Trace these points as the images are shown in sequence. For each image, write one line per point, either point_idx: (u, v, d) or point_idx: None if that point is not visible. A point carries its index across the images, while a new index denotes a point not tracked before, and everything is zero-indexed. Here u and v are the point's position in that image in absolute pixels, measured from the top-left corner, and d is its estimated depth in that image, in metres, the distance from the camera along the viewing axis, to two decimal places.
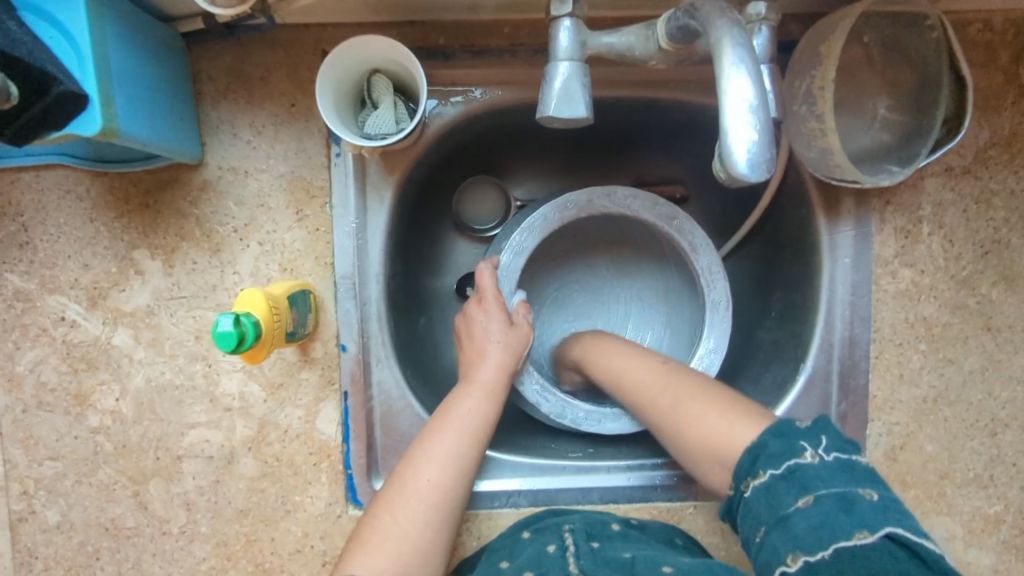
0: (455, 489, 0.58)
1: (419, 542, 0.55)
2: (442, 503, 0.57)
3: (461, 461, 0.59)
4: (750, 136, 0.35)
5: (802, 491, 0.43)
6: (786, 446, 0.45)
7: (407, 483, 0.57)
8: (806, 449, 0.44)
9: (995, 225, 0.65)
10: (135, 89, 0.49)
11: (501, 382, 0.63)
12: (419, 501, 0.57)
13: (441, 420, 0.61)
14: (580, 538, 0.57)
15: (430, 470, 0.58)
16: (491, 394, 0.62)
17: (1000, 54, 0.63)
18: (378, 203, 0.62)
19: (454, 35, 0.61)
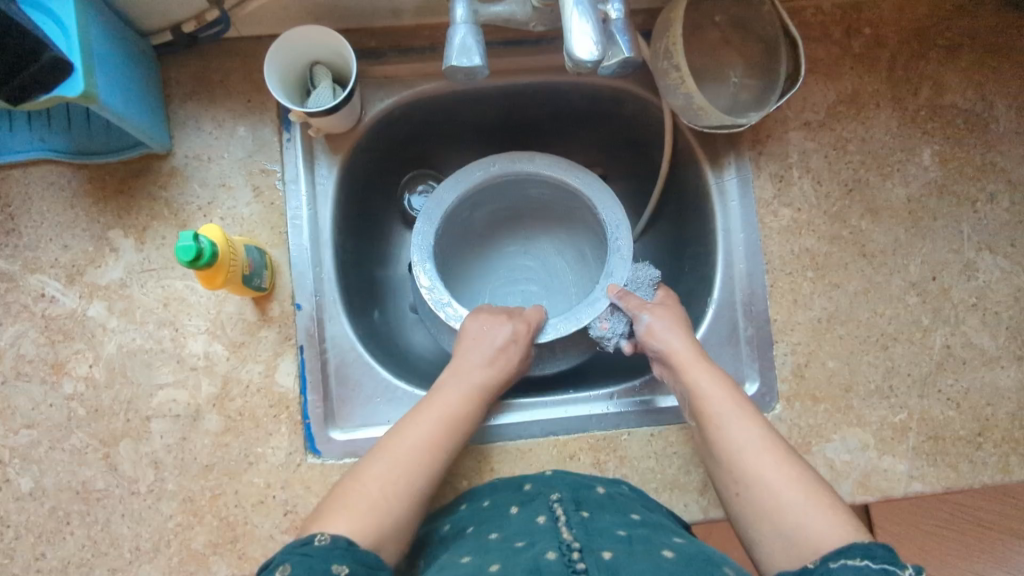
0: (434, 457, 0.62)
1: (393, 498, 0.58)
2: (420, 470, 0.61)
3: (443, 435, 0.64)
4: (590, 35, 0.47)
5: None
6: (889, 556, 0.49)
7: (378, 460, 0.61)
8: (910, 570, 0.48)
9: (854, 167, 0.77)
10: (111, 72, 0.60)
11: (484, 383, 0.68)
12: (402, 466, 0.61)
13: (423, 409, 0.66)
14: (569, 507, 0.60)
15: (404, 447, 0.62)
16: (472, 371, 0.69)
17: (832, 31, 0.78)
18: (325, 180, 0.72)
19: (383, 38, 0.73)
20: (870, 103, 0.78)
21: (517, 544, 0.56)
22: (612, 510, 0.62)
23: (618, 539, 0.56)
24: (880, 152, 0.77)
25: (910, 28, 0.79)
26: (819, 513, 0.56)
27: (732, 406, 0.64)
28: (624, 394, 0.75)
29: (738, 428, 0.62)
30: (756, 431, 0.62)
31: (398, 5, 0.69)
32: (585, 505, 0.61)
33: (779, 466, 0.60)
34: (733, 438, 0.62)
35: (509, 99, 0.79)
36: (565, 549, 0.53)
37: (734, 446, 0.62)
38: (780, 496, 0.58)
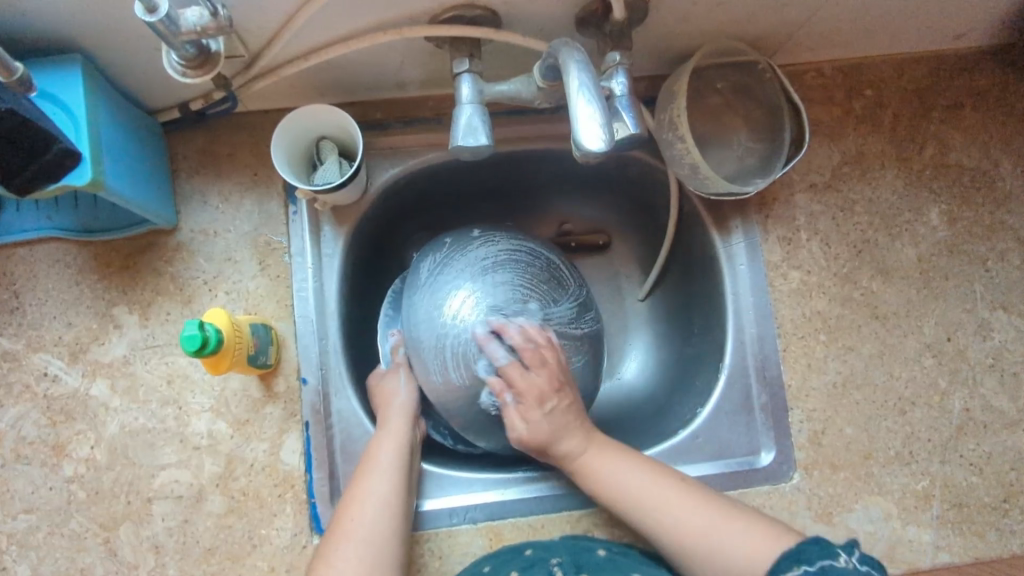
0: (395, 508, 0.64)
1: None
2: (387, 545, 0.62)
3: (391, 497, 0.64)
4: (598, 124, 0.46)
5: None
6: (823, 551, 0.52)
7: (343, 526, 0.62)
8: (841, 553, 0.52)
9: (862, 228, 0.76)
10: (120, 156, 0.60)
11: (406, 421, 0.69)
12: (360, 542, 0.61)
13: (366, 463, 0.66)
14: (567, 570, 0.60)
15: (357, 511, 0.63)
16: (403, 430, 0.68)
17: (834, 93, 0.78)
18: (331, 252, 0.71)
19: (389, 109, 0.74)
20: (875, 164, 0.77)
21: None
22: (613, 572, 0.61)
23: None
24: (888, 212, 0.77)
25: (911, 89, 0.79)
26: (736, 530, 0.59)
27: (613, 455, 0.67)
28: None
29: (626, 476, 0.65)
30: (646, 473, 0.65)
31: (404, 78, 0.70)
32: (585, 568, 0.61)
33: (689, 504, 0.62)
34: (630, 484, 0.64)
35: (514, 166, 0.79)
36: None
37: (633, 494, 0.64)
38: (702, 540, 0.60)
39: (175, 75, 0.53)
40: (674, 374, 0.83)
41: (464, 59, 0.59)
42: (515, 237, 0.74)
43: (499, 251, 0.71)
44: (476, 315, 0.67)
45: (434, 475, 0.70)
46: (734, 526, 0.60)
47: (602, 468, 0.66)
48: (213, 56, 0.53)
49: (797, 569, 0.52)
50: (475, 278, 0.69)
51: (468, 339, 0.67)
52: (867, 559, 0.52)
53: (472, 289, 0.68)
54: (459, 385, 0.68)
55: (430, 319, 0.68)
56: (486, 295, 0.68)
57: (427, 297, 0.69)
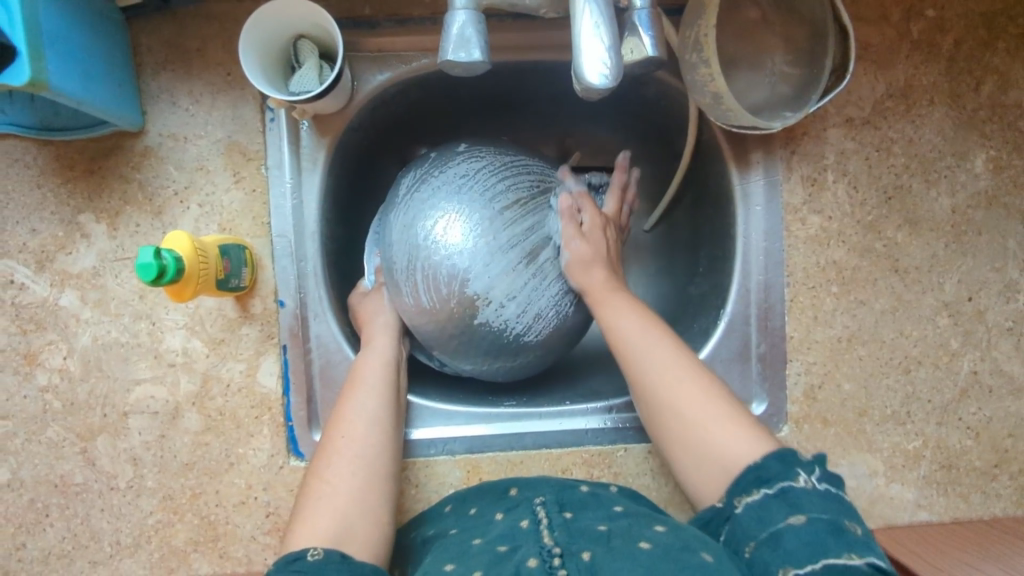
0: (384, 425, 0.63)
1: (351, 495, 0.58)
2: (379, 460, 0.61)
3: (381, 412, 0.63)
4: (601, 52, 0.39)
5: (793, 510, 0.48)
6: (784, 468, 0.50)
7: (334, 447, 0.61)
8: (800, 473, 0.50)
9: (896, 171, 0.69)
10: (71, 51, 0.53)
11: (393, 337, 0.67)
12: (355, 455, 0.60)
13: (354, 381, 0.65)
14: (552, 509, 0.56)
15: (346, 428, 0.62)
16: (389, 351, 0.67)
17: (890, 11, 0.68)
18: (312, 164, 0.66)
19: (378, 4, 0.65)
20: (923, 99, 0.69)
21: (500, 552, 0.51)
22: (594, 508, 0.58)
23: (599, 533, 0.51)
24: (928, 155, 0.69)
25: (979, 12, 0.69)
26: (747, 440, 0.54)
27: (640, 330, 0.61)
28: (626, 407, 0.70)
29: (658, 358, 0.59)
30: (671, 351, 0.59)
31: None
32: (568, 505, 0.58)
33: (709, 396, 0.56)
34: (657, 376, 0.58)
35: (518, 77, 0.71)
36: (545, 555, 0.48)
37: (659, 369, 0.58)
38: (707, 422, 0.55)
39: None
40: (673, 314, 0.79)
41: None
42: (504, 153, 0.67)
43: (483, 168, 0.65)
44: (450, 235, 0.62)
45: (415, 405, 0.69)
46: (737, 426, 0.54)
47: (619, 325, 0.61)
48: None
49: (759, 492, 0.50)
50: (453, 195, 0.63)
51: (440, 261, 0.62)
52: (827, 475, 0.50)
53: (448, 207, 0.62)
54: (431, 312, 0.63)
55: (404, 239, 0.63)
56: (462, 215, 0.62)
57: (402, 214, 0.64)
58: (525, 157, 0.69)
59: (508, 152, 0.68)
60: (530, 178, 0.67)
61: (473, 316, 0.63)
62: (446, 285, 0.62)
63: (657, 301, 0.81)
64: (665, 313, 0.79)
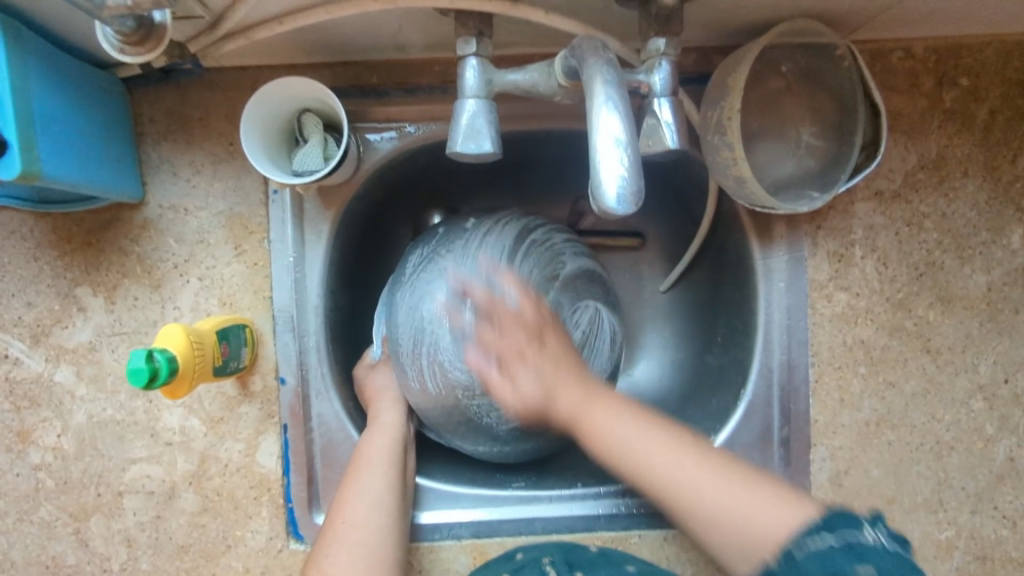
0: (389, 510, 0.59)
1: None
2: (382, 548, 0.57)
3: (385, 495, 0.60)
4: (619, 170, 0.36)
5: (861, 559, 0.39)
6: (844, 521, 0.42)
7: (336, 533, 0.57)
8: (867, 526, 0.41)
9: (928, 247, 0.66)
10: (68, 134, 0.51)
11: (400, 414, 0.64)
12: (355, 544, 0.57)
13: (358, 461, 0.61)
14: (562, 568, 0.59)
15: (349, 513, 0.58)
16: (396, 428, 0.63)
17: (922, 80, 0.65)
18: (316, 237, 0.63)
19: (386, 73, 0.63)
20: (957, 171, 0.65)
21: None
22: (605, 568, 0.59)
23: None
24: (962, 230, 0.66)
25: (1016, 80, 0.65)
26: (785, 512, 0.45)
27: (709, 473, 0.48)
28: (641, 491, 0.66)
29: (614, 421, 0.50)
30: (651, 436, 0.49)
31: (404, 42, 0.58)
32: (578, 564, 0.60)
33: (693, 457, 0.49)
34: (641, 448, 0.49)
35: (530, 144, 0.68)
36: None
37: (636, 455, 0.49)
38: (733, 479, 0.48)
39: (111, 51, 0.44)
40: (691, 384, 0.75)
41: (471, 38, 0.48)
42: (515, 223, 0.64)
43: (492, 241, 0.62)
44: (456, 317, 0.59)
45: (422, 486, 0.66)
46: (764, 496, 0.46)
47: (602, 422, 0.50)
48: (156, 29, 0.43)
49: (822, 540, 0.41)
50: (460, 273, 0.60)
51: (446, 345, 0.59)
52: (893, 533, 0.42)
53: (455, 286, 0.59)
54: (437, 397, 0.61)
55: (408, 319, 0.60)
56: (468, 294, 0.59)
57: (408, 294, 0.61)
58: (539, 226, 0.65)
59: (519, 220, 0.64)
60: (542, 252, 0.63)
61: (481, 402, 0.60)
62: (451, 371, 0.59)
63: (674, 368, 0.77)
64: (681, 382, 0.76)
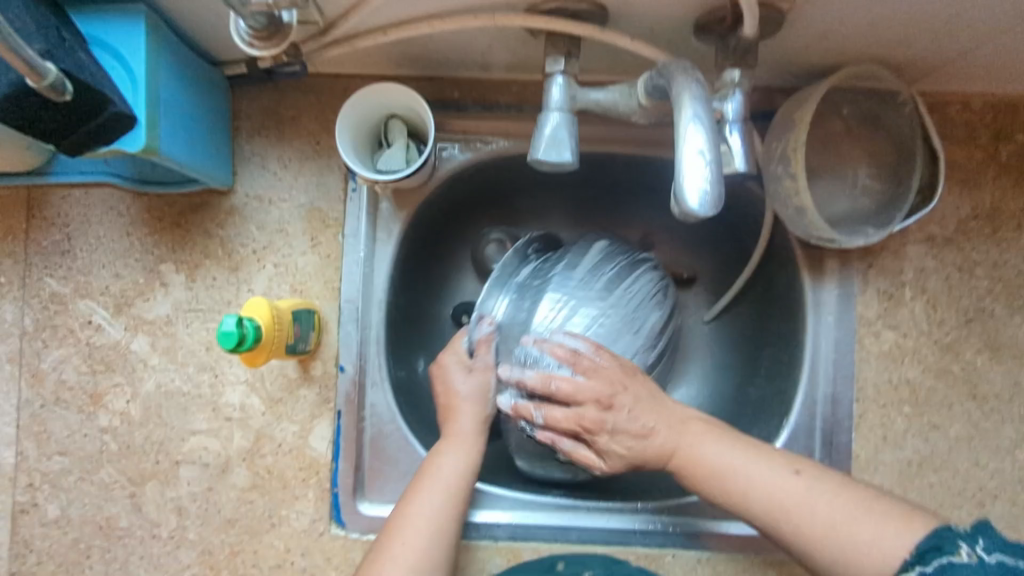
0: (444, 536, 0.56)
1: None
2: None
3: (450, 511, 0.57)
4: (704, 179, 0.39)
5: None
6: (944, 544, 0.43)
7: (385, 552, 0.54)
8: (963, 546, 0.42)
9: (978, 294, 0.67)
10: (179, 117, 0.56)
11: (479, 435, 0.62)
12: (415, 559, 0.54)
13: (421, 480, 0.58)
14: None
15: (404, 534, 0.55)
16: (472, 446, 0.61)
17: (979, 134, 0.67)
18: (386, 236, 0.67)
19: (468, 90, 0.67)
20: (1010, 223, 0.67)
21: None
22: None
23: None
24: (1013, 280, 0.67)
25: None
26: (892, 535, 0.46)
27: (750, 460, 0.53)
28: (677, 510, 0.67)
29: (762, 471, 0.52)
30: (776, 472, 0.52)
31: (489, 61, 0.63)
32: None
33: (775, 464, 0.52)
34: (767, 494, 0.51)
35: (594, 167, 0.72)
36: None
37: (779, 502, 0.50)
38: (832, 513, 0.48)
39: (241, 44, 0.48)
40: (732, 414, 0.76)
41: (560, 57, 0.52)
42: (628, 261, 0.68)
43: (612, 269, 0.67)
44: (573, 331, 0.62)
45: None
46: (874, 518, 0.47)
47: (701, 452, 0.54)
48: (284, 28, 0.48)
49: (914, 573, 0.43)
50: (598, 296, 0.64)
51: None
52: (1003, 544, 0.42)
53: (575, 310, 0.63)
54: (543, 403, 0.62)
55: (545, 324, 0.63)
56: (606, 321, 0.63)
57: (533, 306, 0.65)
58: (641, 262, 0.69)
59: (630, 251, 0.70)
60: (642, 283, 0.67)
61: (573, 421, 0.61)
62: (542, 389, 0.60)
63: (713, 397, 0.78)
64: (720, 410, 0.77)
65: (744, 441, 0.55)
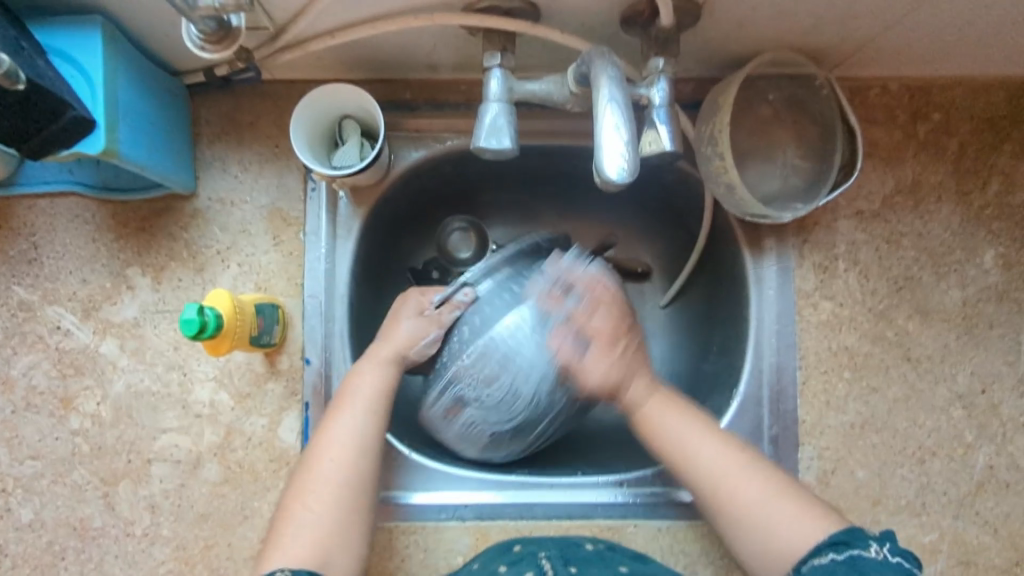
0: (367, 467, 0.60)
1: (343, 487, 0.59)
2: (360, 481, 0.59)
3: (362, 462, 0.60)
4: (621, 151, 0.43)
5: (859, 575, 0.49)
6: (852, 539, 0.51)
7: (310, 469, 0.59)
8: (872, 543, 0.50)
9: (906, 263, 0.71)
10: (139, 122, 0.59)
11: (397, 364, 0.64)
12: (340, 477, 0.59)
13: (342, 399, 0.62)
14: (557, 562, 0.61)
15: (332, 450, 0.60)
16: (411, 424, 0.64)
17: (898, 114, 0.72)
18: (346, 232, 0.69)
19: (419, 91, 0.71)
20: (931, 195, 0.72)
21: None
22: (599, 562, 0.62)
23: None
24: (938, 249, 0.72)
25: (983, 117, 0.72)
26: (809, 526, 0.54)
27: (693, 430, 0.60)
28: (637, 482, 0.70)
29: (707, 449, 0.59)
30: (725, 452, 0.59)
31: (436, 62, 0.67)
32: (573, 559, 0.62)
33: (718, 445, 0.59)
34: (708, 465, 0.59)
35: (544, 160, 0.75)
36: None
37: (710, 468, 0.58)
38: (763, 507, 0.56)
39: (193, 48, 0.52)
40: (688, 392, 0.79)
41: (496, 52, 0.56)
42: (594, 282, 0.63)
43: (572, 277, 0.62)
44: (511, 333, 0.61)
45: (430, 469, 0.69)
46: (800, 513, 0.55)
47: (654, 412, 0.61)
48: (234, 31, 0.51)
49: (827, 557, 0.51)
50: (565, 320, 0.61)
51: (505, 382, 0.61)
52: (901, 549, 0.51)
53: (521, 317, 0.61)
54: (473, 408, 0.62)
55: (506, 336, 0.61)
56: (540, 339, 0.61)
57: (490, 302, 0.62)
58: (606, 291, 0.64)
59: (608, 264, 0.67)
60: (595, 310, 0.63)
61: (480, 423, 0.63)
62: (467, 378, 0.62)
63: (670, 376, 0.81)
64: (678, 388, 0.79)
65: (684, 409, 0.62)
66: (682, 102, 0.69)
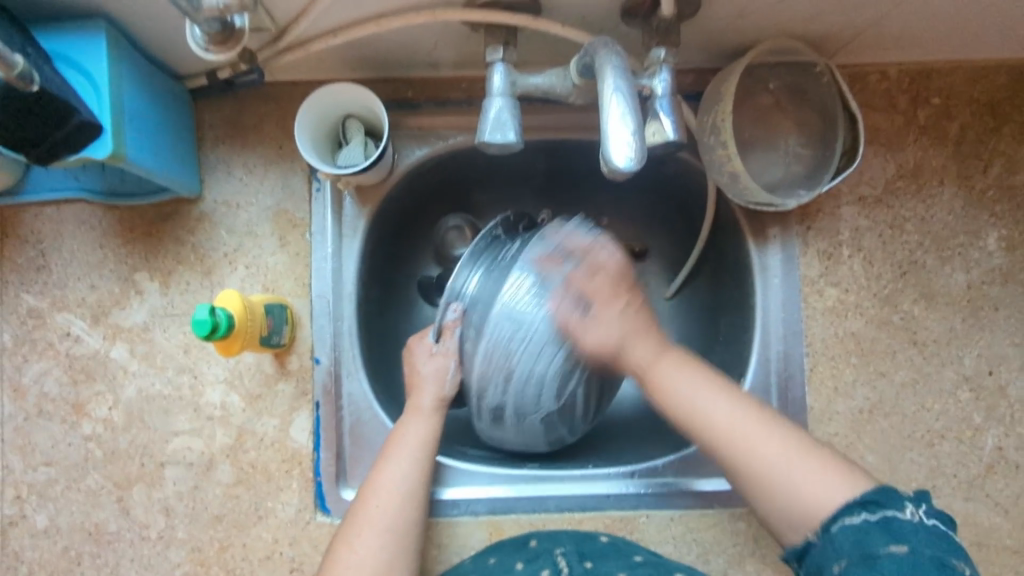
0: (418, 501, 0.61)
1: (388, 517, 0.59)
2: (408, 517, 0.60)
3: (409, 503, 0.61)
4: (627, 139, 0.43)
5: (895, 538, 0.47)
6: (887, 499, 0.49)
7: (359, 510, 0.60)
8: (907, 505, 0.49)
9: (910, 247, 0.72)
10: (144, 126, 0.59)
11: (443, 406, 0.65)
12: (390, 513, 0.60)
13: (389, 445, 0.63)
14: (572, 558, 0.62)
15: (380, 494, 0.60)
16: (434, 417, 0.64)
17: (898, 100, 0.72)
18: (352, 231, 0.70)
19: (421, 89, 0.71)
20: (933, 179, 0.72)
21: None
22: (615, 554, 0.63)
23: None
24: (942, 233, 0.72)
25: (983, 100, 0.73)
26: (825, 483, 0.52)
27: (706, 390, 0.58)
28: (648, 473, 0.70)
29: (719, 402, 0.57)
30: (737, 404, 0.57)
31: (437, 59, 0.67)
32: (588, 554, 0.63)
33: (726, 402, 0.57)
34: (723, 420, 0.56)
35: (547, 155, 0.76)
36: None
37: (724, 424, 0.56)
38: (794, 463, 0.53)
39: (198, 50, 0.52)
40: None
41: (498, 46, 0.56)
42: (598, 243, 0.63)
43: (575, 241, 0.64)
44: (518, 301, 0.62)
45: (443, 464, 0.70)
46: (819, 471, 0.53)
47: (666, 373, 0.59)
48: (237, 32, 0.52)
49: (858, 517, 0.49)
50: (561, 283, 0.62)
51: (519, 356, 0.62)
52: (933, 511, 0.50)
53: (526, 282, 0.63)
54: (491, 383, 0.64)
55: (514, 307, 0.62)
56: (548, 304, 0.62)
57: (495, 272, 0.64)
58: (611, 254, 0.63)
59: None
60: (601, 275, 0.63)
61: (502, 399, 0.64)
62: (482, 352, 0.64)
63: None
64: None
65: (701, 370, 0.59)
66: (684, 93, 0.69)
